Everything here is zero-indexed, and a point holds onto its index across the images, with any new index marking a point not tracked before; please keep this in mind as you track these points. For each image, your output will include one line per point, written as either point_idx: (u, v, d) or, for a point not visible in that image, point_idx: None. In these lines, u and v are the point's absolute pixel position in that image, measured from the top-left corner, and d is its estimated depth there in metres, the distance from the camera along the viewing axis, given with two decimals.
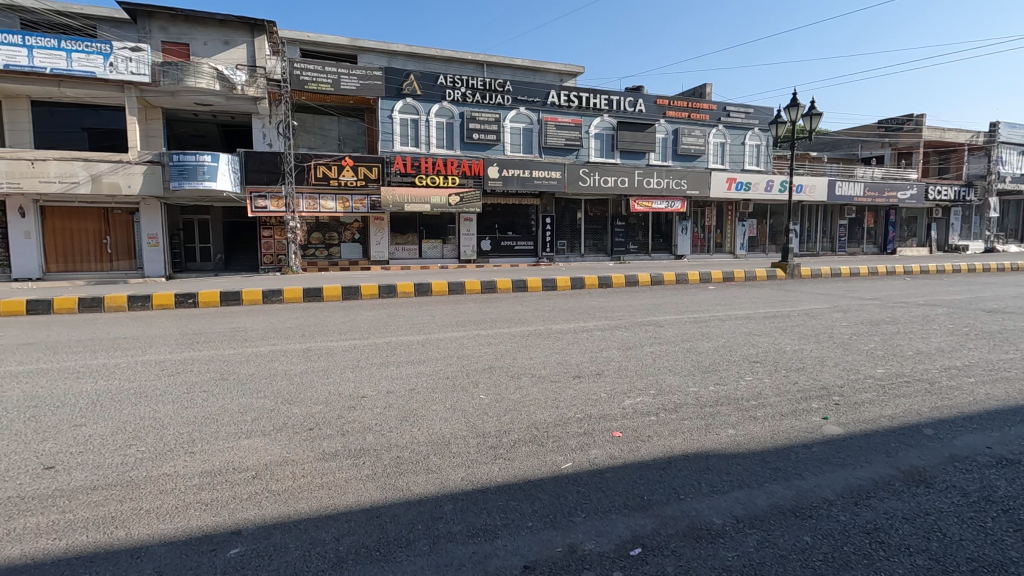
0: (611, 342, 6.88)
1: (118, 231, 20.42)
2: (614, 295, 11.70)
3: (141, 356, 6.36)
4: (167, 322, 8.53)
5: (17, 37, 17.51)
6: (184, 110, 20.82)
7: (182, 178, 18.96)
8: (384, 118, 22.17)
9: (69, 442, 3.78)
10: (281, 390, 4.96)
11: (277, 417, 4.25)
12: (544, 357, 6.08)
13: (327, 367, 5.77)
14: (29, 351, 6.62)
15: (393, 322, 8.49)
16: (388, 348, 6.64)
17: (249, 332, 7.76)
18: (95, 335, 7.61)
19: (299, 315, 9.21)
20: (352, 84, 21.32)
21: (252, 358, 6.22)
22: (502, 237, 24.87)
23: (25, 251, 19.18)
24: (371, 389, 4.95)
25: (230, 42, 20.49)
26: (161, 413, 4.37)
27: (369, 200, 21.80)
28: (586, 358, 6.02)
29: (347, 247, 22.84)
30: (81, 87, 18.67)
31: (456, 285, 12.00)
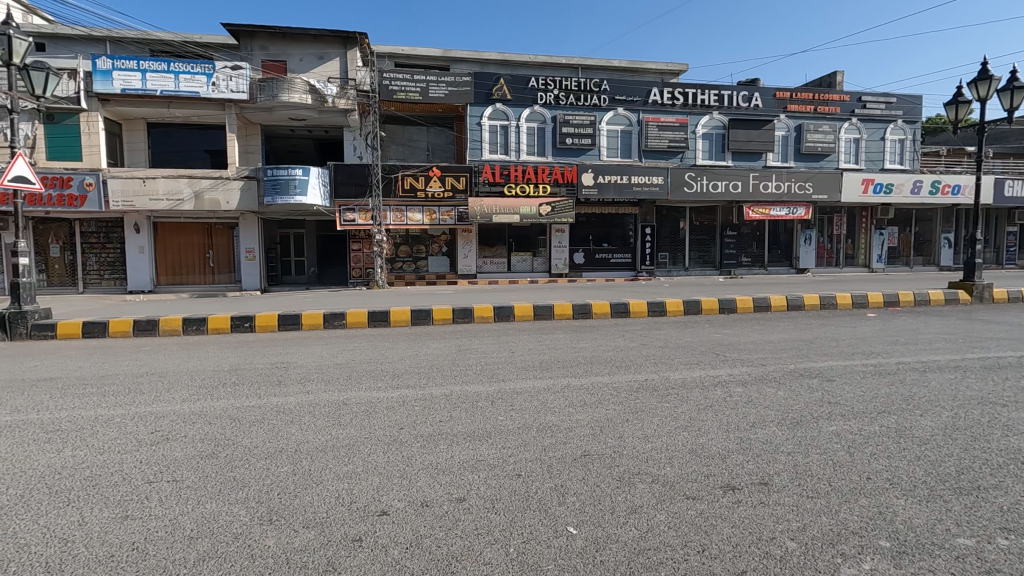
0: (768, 411, 4.64)
1: (220, 245, 20.49)
2: (740, 325, 9.26)
3: (144, 407, 5.07)
4: (211, 352, 7.47)
5: (132, 62, 17.95)
6: (280, 126, 20.73)
7: (275, 193, 18.76)
8: (473, 126, 20.93)
9: None
10: (271, 488, 3.34)
11: (233, 562, 2.58)
12: (672, 441, 3.98)
13: (354, 442, 4.09)
14: (39, 392, 5.67)
15: (461, 361, 6.77)
16: (445, 408, 4.87)
17: (289, 371, 6.37)
18: (125, 369, 6.57)
19: (357, 346, 7.81)
20: (441, 92, 20.26)
21: (270, 418, 4.70)
22: (596, 249, 22.74)
23: (137, 265, 19.66)
24: (397, 497, 3.18)
25: (323, 57, 19.77)
26: (81, 534, 2.86)
27: (457, 211, 20.63)
28: (739, 447, 3.84)
29: (435, 260, 21.80)
30: (186, 107, 18.80)
31: (542, 309, 10.18)
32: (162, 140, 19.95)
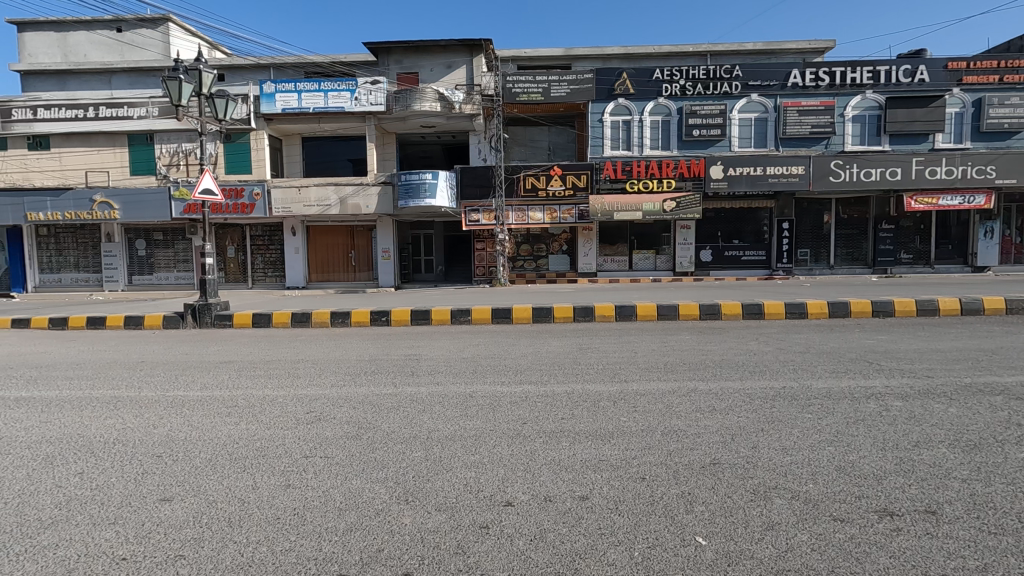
0: (936, 430, 4.06)
1: (361, 246, 22.42)
2: (898, 331, 8.19)
3: (301, 389, 5.75)
4: (354, 343, 8.25)
5: (291, 84, 20.32)
6: (412, 134, 22.17)
7: (408, 196, 20.12)
8: (594, 122, 20.74)
9: (133, 533, 2.94)
10: (406, 471, 3.60)
11: (376, 535, 2.83)
12: (816, 456, 3.63)
13: (480, 433, 4.27)
14: (221, 372, 6.68)
15: (581, 360, 6.76)
16: (566, 406, 4.89)
17: (420, 363, 6.82)
18: (285, 356, 7.51)
19: (482, 341, 8.13)
20: (562, 91, 20.31)
21: (404, 405, 5.07)
22: (725, 247, 21.41)
23: (294, 264, 22.19)
24: (522, 490, 3.27)
25: (451, 65, 20.77)
26: (255, 496, 3.32)
27: (577, 209, 20.58)
28: (898, 469, 3.41)
29: (555, 259, 21.95)
30: (333, 121, 20.82)
31: (666, 309, 9.82)
32: (313, 153, 22.22)
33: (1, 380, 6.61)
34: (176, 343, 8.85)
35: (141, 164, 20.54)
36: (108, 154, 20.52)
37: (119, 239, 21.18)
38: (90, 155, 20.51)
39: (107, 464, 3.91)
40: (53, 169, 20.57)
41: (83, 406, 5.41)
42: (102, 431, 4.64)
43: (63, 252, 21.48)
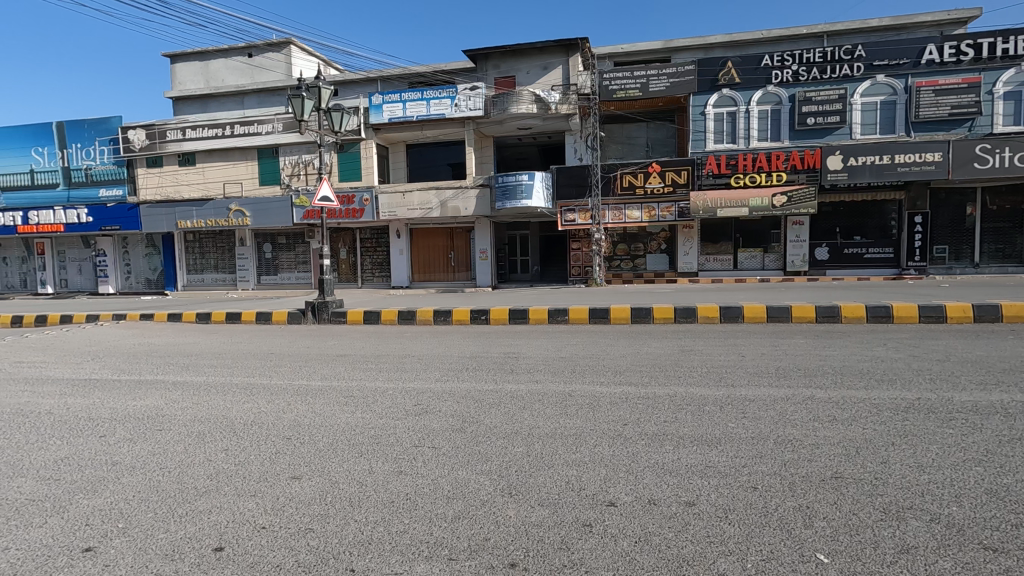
0: None
1: (460, 247, 23.20)
2: None
3: (408, 383, 6.10)
4: (455, 340, 8.59)
5: (396, 95, 21.50)
6: (509, 136, 22.56)
7: (505, 198, 20.50)
8: (696, 116, 19.88)
9: (270, 506, 3.29)
10: (510, 465, 3.70)
11: (482, 524, 2.94)
12: (959, 477, 3.24)
13: (581, 432, 4.28)
14: (338, 364, 7.24)
15: (683, 362, 6.53)
16: (668, 409, 4.75)
17: (519, 361, 6.96)
18: (394, 351, 8.00)
19: (579, 341, 8.11)
20: (661, 85, 19.67)
21: (506, 401, 5.20)
22: (845, 244, 19.62)
23: (398, 265, 23.44)
24: (624, 491, 3.24)
25: (547, 67, 20.87)
26: (372, 480, 3.58)
27: (677, 207, 19.86)
28: None
29: (653, 258, 21.33)
30: (435, 128, 21.73)
31: (777, 311, 9.23)
32: (416, 158, 23.25)
33: (161, 366, 7.65)
34: (298, 337, 9.73)
35: (268, 175, 22.76)
36: (241, 167, 22.95)
37: (250, 243, 23.61)
38: (227, 169, 23.05)
39: (246, 443, 4.40)
40: (198, 182, 23.38)
41: (226, 390, 6.12)
42: (242, 413, 5.23)
43: (206, 255, 24.33)
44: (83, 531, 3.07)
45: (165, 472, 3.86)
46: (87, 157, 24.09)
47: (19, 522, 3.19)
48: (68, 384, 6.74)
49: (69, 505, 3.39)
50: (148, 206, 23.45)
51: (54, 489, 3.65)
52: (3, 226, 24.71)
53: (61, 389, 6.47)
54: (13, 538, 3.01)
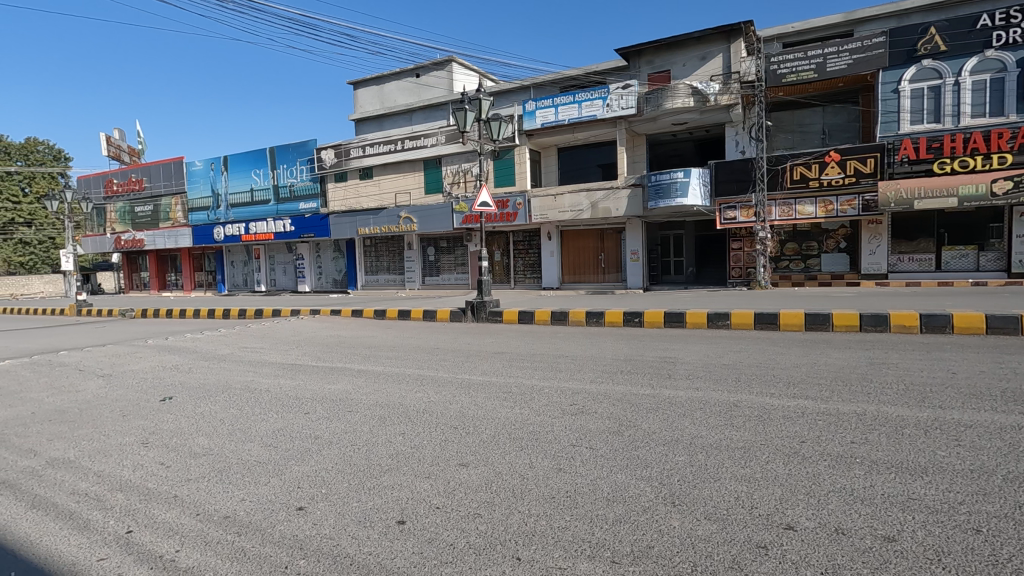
0: None
1: (610, 248, 22.86)
2: None
3: (563, 382, 6.20)
4: (608, 342, 8.54)
5: (549, 100, 21.92)
6: (663, 133, 21.70)
7: (658, 197, 19.71)
8: (886, 94, 17.30)
9: (442, 488, 3.57)
10: (672, 473, 3.57)
11: (645, 532, 2.87)
12: None
13: (750, 446, 3.97)
14: (496, 361, 7.64)
15: (872, 376, 5.71)
16: (855, 429, 4.20)
17: (677, 366, 6.68)
18: (548, 350, 8.21)
19: (744, 348, 7.54)
20: (842, 63, 17.44)
21: (664, 407, 5.02)
22: None
23: (549, 266, 23.86)
24: (805, 515, 2.94)
25: (706, 56, 19.67)
26: (533, 474, 3.70)
27: (861, 200, 17.51)
28: None
29: (830, 258, 19.01)
30: (586, 130, 21.75)
31: (1000, 321, 7.66)
32: (567, 161, 23.44)
33: (348, 355, 8.75)
34: (460, 334, 10.45)
35: (432, 184, 24.78)
36: (410, 178, 25.27)
37: (416, 247, 25.87)
38: (398, 180, 25.58)
39: (420, 429, 4.84)
40: (374, 194, 26.25)
41: (401, 380, 6.80)
42: (414, 401, 5.77)
43: (380, 258, 27.21)
44: (295, 492, 3.62)
45: (355, 448, 4.40)
46: (291, 176, 28.42)
47: (250, 479, 3.88)
48: (281, 367, 8.03)
49: (285, 469, 4.04)
50: (335, 216, 26.91)
51: (274, 454, 4.37)
52: (232, 236, 30.18)
53: (275, 371, 7.74)
54: (247, 492, 3.67)
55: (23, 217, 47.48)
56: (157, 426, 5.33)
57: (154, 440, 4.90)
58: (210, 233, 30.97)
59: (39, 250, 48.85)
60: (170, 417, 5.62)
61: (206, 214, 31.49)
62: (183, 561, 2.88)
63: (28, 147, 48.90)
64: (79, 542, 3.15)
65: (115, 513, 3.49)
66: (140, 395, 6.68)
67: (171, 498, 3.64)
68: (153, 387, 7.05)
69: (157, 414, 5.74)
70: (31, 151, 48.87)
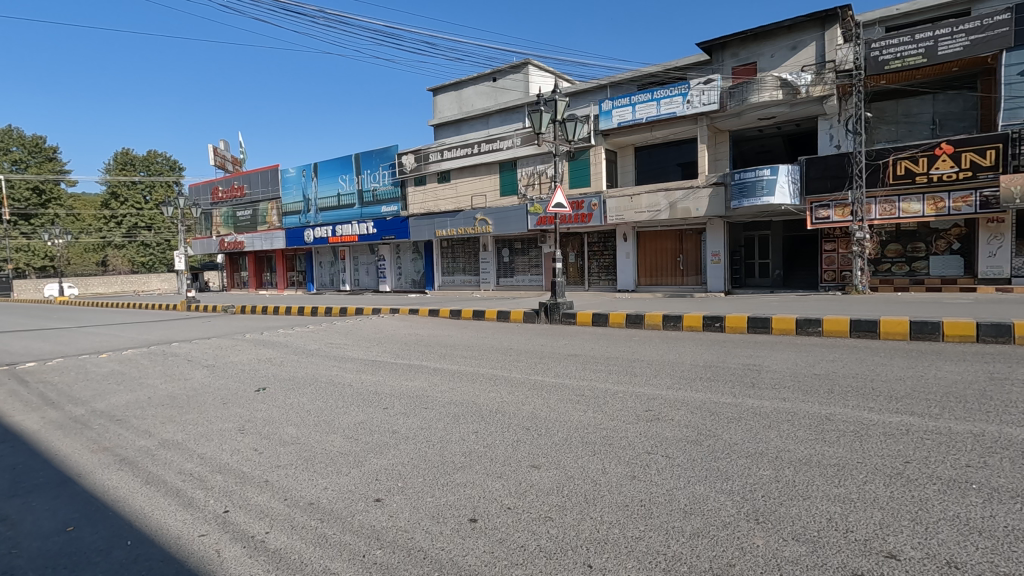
0: None
1: (689, 249, 22.00)
2: None
3: (639, 387, 6.04)
4: (687, 347, 8.25)
5: (626, 99, 21.48)
6: (749, 129, 20.59)
7: (742, 196, 18.67)
8: (1011, 78, 15.44)
9: (512, 489, 3.58)
10: (756, 488, 3.37)
11: (726, 548, 2.72)
12: None
13: (845, 464, 3.66)
14: (569, 363, 7.57)
15: (993, 394, 5.07)
16: (970, 451, 3.75)
17: (763, 374, 6.29)
18: (624, 354, 8.05)
19: (839, 357, 6.98)
20: (957, 45, 15.76)
21: (748, 418, 4.75)
22: None
23: (625, 268, 23.34)
24: (910, 544, 2.67)
25: (797, 46, 18.48)
26: (606, 480, 3.62)
27: (979, 196, 15.73)
28: None
29: (940, 261, 17.27)
30: (665, 128, 21.08)
31: None
32: (645, 161, 22.83)
33: (426, 353, 9.02)
34: (534, 335, 10.48)
35: (507, 187, 25.06)
36: (486, 181, 25.70)
37: (491, 249, 26.25)
38: (475, 183, 26.09)
39: (492, 428, 4.88)
40: (452, 196, 26.94)
41: (475, 379, 6.89)
42: (487, 401, 5.83)
43: (457, 260, 27.84)
44: (374, 484, 3.76)
45: (430, 445, 4.51)
46: (374, 181, 29.74)
47: (333, 469, 4.08)
48: (362, 363, 8.40)
49: (364, 461, 4.20)
50: (414, 218, 27.86)
51: (356, 447, 4.56)
52: (321, 238, 32.01)
53: (358, 366, 8.12)
54: (328, 481, 3.86)
55: (145, 222, 53.04)
56: (251, 414, 5.74)
57: (249, 427, 5.28)
58: (302, 235, 33.04)
59: (157, 251, 54.25)
60: (263, 406, 6.04)
61: (297, 217, 33.66)
62: (272, 543, 3.07)
63: (150, 159, 54.44)
64: (183, 517, 3.45)
65: (214, 493, 3.79)
66: (238, 385, 7.23)
67: (262, 482, 3.91)
68: (250, 378, 7.62)
69: (251, 404, 6.18)
70: (152, 163, 54.42)
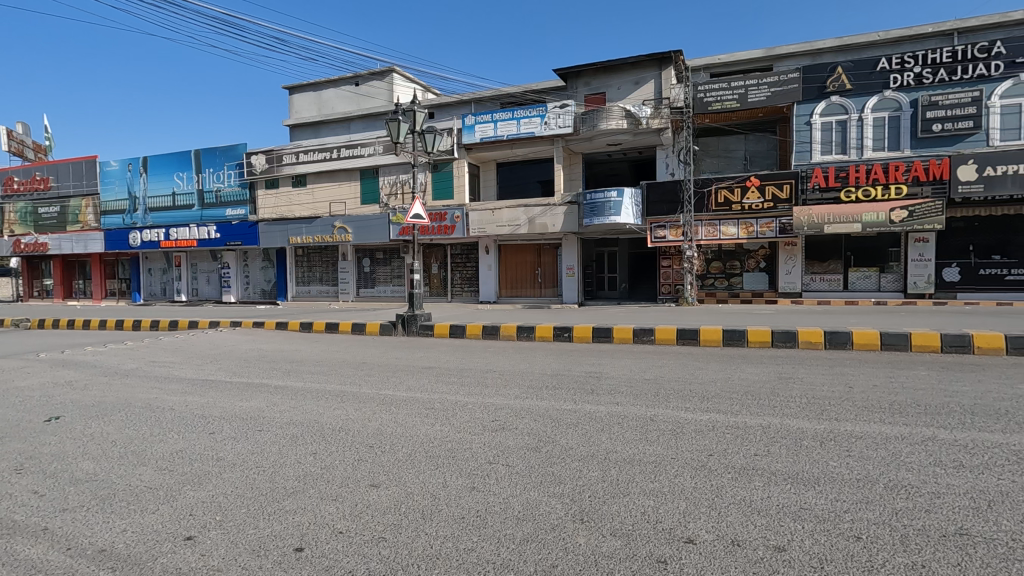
0: None
1: (547, 263, 23.11)
2: None
3: (488, 398, 6.15)
4: (539, 357, 8.60)
5: (488, 115, 22.05)
6: (600, 153, 22.29)
7: (593, 215, 20.10)
8: (800, 126, 18.58)
9: (348, 511, 3.42)
10: (583, 489, 3.59)
11: (551, 550, 2.86)
12: None
13: (661, 460, 4.06)
14: (423, 377, 7.47)
15: (781, 392, 5.98)
16: (760, 442, 4.38)
17: (602, 381, 6.79)
18: (479, 365, 8.17)
19: (667, 363, 7.79)
20: (762, 95, 18.59)
21: (584, 423, 5.07)
22: (980, 264, 17.27)
23: (487, 280, 23.80)
24: (705, 528, 3.02)
25: (640, 81, 20.45)
26: (445, 494, 3.61)
27: (778, 223, 18.55)
28: None
29: (751, 277, 20.07)
30: (524, 146, 22.01)
31: (892, 338, 8.38)
32: (506, 177, 23.62)
33: (267, 370, 8.32)
34: (390, 348, 10.22)
35: (368, 195, 24.31)
36: (346, 187, 24.69)
37: (351, 258, 25.22)
38: (333, 189, 24.92)
39: (333, 448, 4.63)
40: (308, 202, 25.44)
41: (320, 397, 6.50)
42: (331, 419, 5.53)
43: (313, 269, 26.31)
44: (187, 520, 3.37)
45: (260, 470, 4.15)
46: (217, 181, 27.03)
47: (136, 508, 3.56)
48: (190, 384, 7.51)
49: (178, 495, 3.74)
50: (264, 224, 25.81)
51: (170, 479, 4.05)
52: (150, 241, 28.24)
53: (184, 388, 7.23)
54: (129, 522, 3.36)
55: None
56: (37, 450, 4.83)
57: (29, 466, 4.43)
58: (125, 238, 28.84)
59: None
60: (54, 440, 5.10)
61: (120, 217, 29.36)
62: None
63: None
64: None
65: None
66: (22, 415, 6.04)
67: (40, 532, 3.29)
68: (39, 407, 6.41)
69: (39, 437, 5.20)
70: None
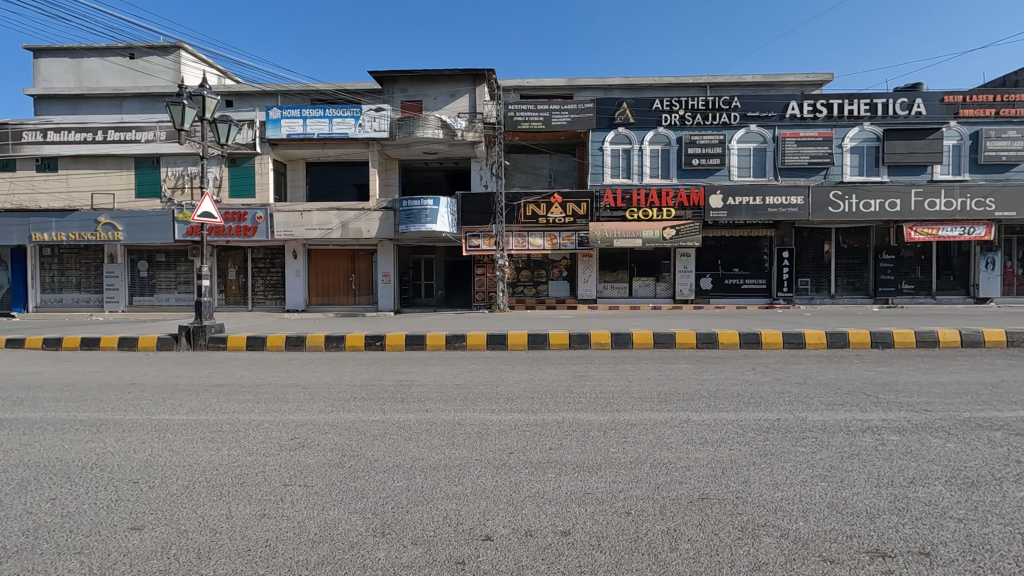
0: (916, 469, 3.91)
1: (362, 269, 22.30)
2: (881, 364, 8.22)
3: (289, 415, 5.68)
4: (348, 368, 8.22)
5: (296, 111, 20.52)
6: (416, 160, 22.31)
7: (409, 222, 20.01)
8: (594, 151, 20.84)
9: (97, 564, 2.85)
10: (386, 501, 3.51)
11: (348, 570, 2.74)
12: (792, 491, 3.55)
13: (465, 462, 4.18)
14: (211, 396, 6.59)
15: (575, 389, 6.60)
16: (555, 436, 4.78)
17: (413, 389, 6.74)
18: (280, 379, 7.50)
19: (477, 368, 8.08)
20: (563, 119, 20.49)
21: (392, 433, 4.97)
22: (725, 275, 21.21)
23: (294, 286, 22.05)
24: (502, 523, 3.18)
25: (455, 94, 20.97)
26: (229, 525, 3.23)
27: (578, 236, 20.56)
28: (878, 506, 3.32)
29: (555, 285, 21.85)
30: (337, 147, 20.99)
31: (662, 337, 9.87)
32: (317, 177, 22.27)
33: None
34: (170, 365, 8.83)
35: (146, 187, 20.82)
36: (114, 177, 20.80)
37: (121, 260, 21.30)
38: (96, 177, 20.79)
39: (80, 490, 3.82)
40: (59, 191, 20.84)
41: (67, 429, 5.32)
42: (82, 455, 4.56)
43: (66, 273, 21.63)
44: None
45: None
46: None
47: None
48: None
49: None
50: None
51: None
52: None
53: None
54: None
55: None
56: None
57: None
58: None
59: None
60: None
61: None
62: None
63: None
64: None
65: None
66: None
67: None
68: None
69: None
70: None
